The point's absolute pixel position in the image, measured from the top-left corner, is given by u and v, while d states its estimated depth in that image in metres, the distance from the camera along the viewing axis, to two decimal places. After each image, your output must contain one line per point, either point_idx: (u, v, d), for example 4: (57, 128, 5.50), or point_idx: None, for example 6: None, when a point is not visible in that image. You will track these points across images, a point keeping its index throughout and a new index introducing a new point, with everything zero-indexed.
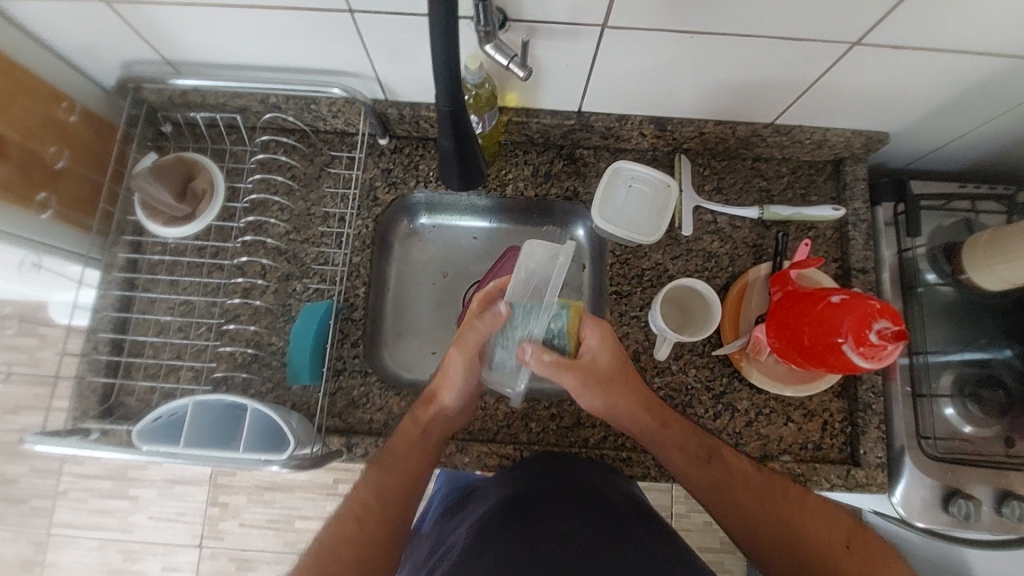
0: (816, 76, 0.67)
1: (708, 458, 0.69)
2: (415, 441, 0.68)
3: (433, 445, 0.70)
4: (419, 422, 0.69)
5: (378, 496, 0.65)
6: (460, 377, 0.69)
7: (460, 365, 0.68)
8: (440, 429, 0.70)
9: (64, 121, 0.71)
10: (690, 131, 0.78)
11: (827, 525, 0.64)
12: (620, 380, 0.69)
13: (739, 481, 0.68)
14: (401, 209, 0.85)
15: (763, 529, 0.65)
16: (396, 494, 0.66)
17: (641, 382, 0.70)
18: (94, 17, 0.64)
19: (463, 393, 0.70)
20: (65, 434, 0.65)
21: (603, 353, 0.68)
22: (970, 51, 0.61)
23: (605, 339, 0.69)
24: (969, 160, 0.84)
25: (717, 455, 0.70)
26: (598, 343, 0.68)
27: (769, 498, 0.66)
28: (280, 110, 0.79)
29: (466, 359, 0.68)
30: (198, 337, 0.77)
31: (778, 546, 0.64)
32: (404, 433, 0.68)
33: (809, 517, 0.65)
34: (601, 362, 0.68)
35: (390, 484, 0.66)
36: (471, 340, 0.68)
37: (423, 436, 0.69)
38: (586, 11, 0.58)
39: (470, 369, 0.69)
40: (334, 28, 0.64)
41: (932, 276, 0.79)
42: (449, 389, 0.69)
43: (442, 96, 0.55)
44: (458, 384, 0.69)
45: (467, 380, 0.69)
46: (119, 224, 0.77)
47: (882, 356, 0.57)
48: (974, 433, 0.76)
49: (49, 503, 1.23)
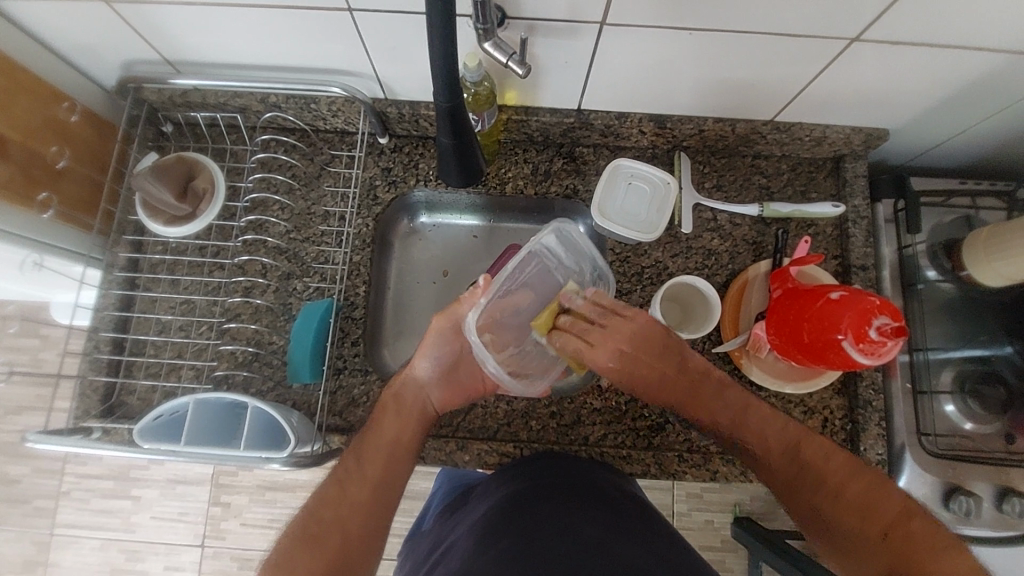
0: (815, 72, 0.67)
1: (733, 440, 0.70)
2: (398, 413, 0.68)
3: (412, 416, 0.69)
4: (394, 391, 0.70)
5: (360, 464, 0.65)
6: (431, 341, 0.70)
7: (436, 332, 0.70)
8: (414, 397, 0.70)
9: (65, 121, 0.71)
10: (689, 128, 0.79)
11: (863, 513, 0.61)
12: (638, 386, 0.73)
13: (771, 460, 0.67)
14: (401, 208, 0.85)
15: (799, 506, 0.65)
16: (383, 467, 0.65)
17: (667, 378, 0.71)
18: (93, 17, 0.64)
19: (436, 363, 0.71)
20: (67, 433, 0.65)
21: (616, 372, 0.71)
22: (969, 47, 0.61)
23: (616, 362, 0.70)
24: (969, 157, 0.84)
25: (745, 432, 0.69)
26: (610, 367, 0.70)
27: (804, 477, 0.65)
28: (280, 109, 0.79)
29: (441, 326, 0.70)
30: (199, 336, 0.77)
31: (814, 521, 0.64)
32: (384, 409, 0.68)
33: (842, 500, 0.62)
34: (619, 380, 0.72)
35: (372, 454, 0.66)
36: (449, 309, 0.70)
37: (403, 409, 0.69)
38: (584, 9, 0.58)
39: (442, 334, 0.70)
40: (333, 26, 0.64)
41: (932, 272, 0.79)
42: (422, 353, 0.71)
43: (440, 93, 0.55)
44: (434, 349, 0.71)
45: (439, 342, 0.71)
46: (120, 224, 0.77)
47: (882, 352, 0.58)
48: (975, 429, 0.77)
49: (51, 503, 1.24)
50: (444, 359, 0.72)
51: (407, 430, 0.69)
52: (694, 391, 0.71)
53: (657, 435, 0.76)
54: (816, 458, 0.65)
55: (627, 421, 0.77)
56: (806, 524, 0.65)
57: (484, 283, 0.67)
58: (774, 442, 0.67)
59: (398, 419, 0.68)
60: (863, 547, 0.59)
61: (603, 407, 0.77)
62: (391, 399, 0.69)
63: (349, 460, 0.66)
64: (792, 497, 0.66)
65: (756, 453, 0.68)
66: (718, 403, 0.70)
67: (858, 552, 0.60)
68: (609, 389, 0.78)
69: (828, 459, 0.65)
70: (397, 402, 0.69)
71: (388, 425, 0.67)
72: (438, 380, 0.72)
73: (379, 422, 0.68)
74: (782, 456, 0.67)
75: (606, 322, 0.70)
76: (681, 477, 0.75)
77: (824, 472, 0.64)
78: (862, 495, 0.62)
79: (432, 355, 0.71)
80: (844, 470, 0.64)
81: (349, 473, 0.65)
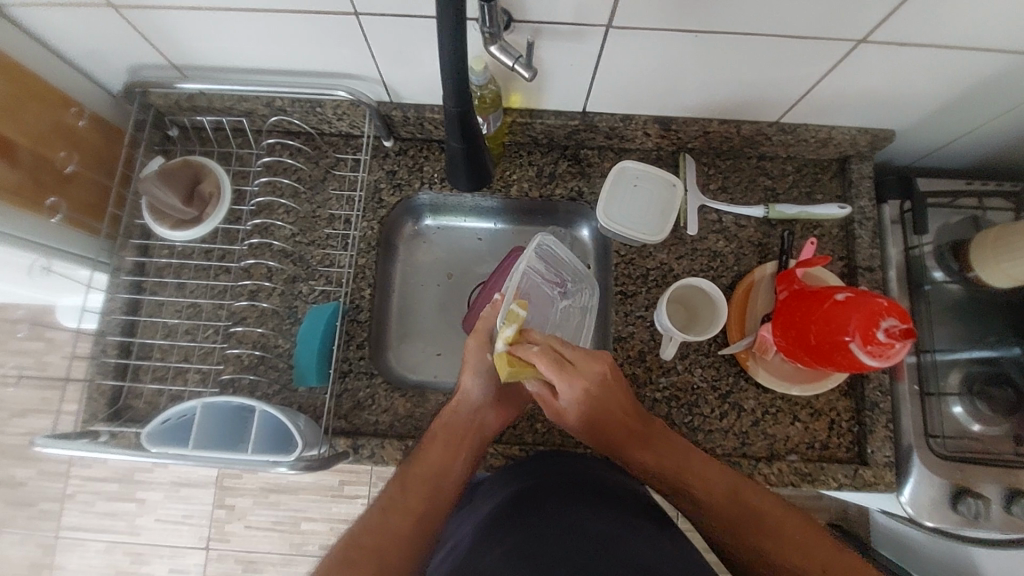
0: (823, 73, 0.67)
1: (675, 488, 0.66)
2: (441, 440, 0.67)
3: (462, 442, 0.68)
4: (447, 418, 0.69)
5: (403, 490, 0.64)
6: (477, 361, 0.70)
7: (474, 350, 0.70)
8: (461, 419, 0.69)
9: (73, 126, 0.71)
10: (694, 130, 0.78)
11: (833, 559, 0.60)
12: (592, 423, 0.66)
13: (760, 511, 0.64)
14: (406, 210, 0.85)
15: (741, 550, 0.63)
16: (425, 489, 0.64)
17: (615, 428, 0.67)
18: (101, 23, 0.65)
19: (487, 381, 0.70)
20: (73, 436, 0.65)
21: (574, 404, 0.65)
22: (976, 48, 0.61)
23: (584, 397, 0.64)
24: (975, 157, 0.84)
25: (697, 474, 0.66)
26: (572, 399, 0.64)
27: (757, 526, 0.63)
28: (285, 112, 0.79)
29: (478, 343, 0.70)
30: (205, 340, 0.77)
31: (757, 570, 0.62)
32: (435, 434, 0.68)
33: (797, 549, 0.61)
34: (571, 412, 0.66)
35: (416, 482, 0.64)
36: (482, 327, 0.70)
37: (455, 439, 0.68)
38: (591, 11, 0.58)
39: (484, 351, 0.70)
40: (340, 31, 0.64)
41: (940, 273, 0.79)
42: (469, 373, 0.70)
43: (449, 98, 0.56)
44: (478, 371, 0.70)
45: (487, 364, 0.70)
46: (127, 228, 0.78)
47: (891, 354, 0.57)
48: (983, 431, 0.76)
49: (57, 506, 1.24)
50: (494, 384, 0.70)
51: (456, 463, 0.67)
52: (650, 441, 0.67)
53: None
54: (755, 503, 0.65)
55: None
56: (745, 568, 0.63)
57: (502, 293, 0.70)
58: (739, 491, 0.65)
59: (446, 451, 0.67)
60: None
61: None
62: (442, 429, 0.68)
63: (392, 486, 0.64)
64: (724, 536, 0.64)
65: (697, 498, 0.65)
66: (671, 450, 0.67)
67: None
68: None
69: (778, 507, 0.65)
70: (445, 432, 0.68)
71: (435, 457, 0.66)
72: (484, 406, 0.70)
73: (424, 453, 0.67)
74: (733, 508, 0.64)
75: (572, 355, 0.64)
76: None
77: (775, 520, 0.63)
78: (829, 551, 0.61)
79: (480, 376, 0.70)
80: (791, 516, 0.64)
81: (391, 501, 0.63)
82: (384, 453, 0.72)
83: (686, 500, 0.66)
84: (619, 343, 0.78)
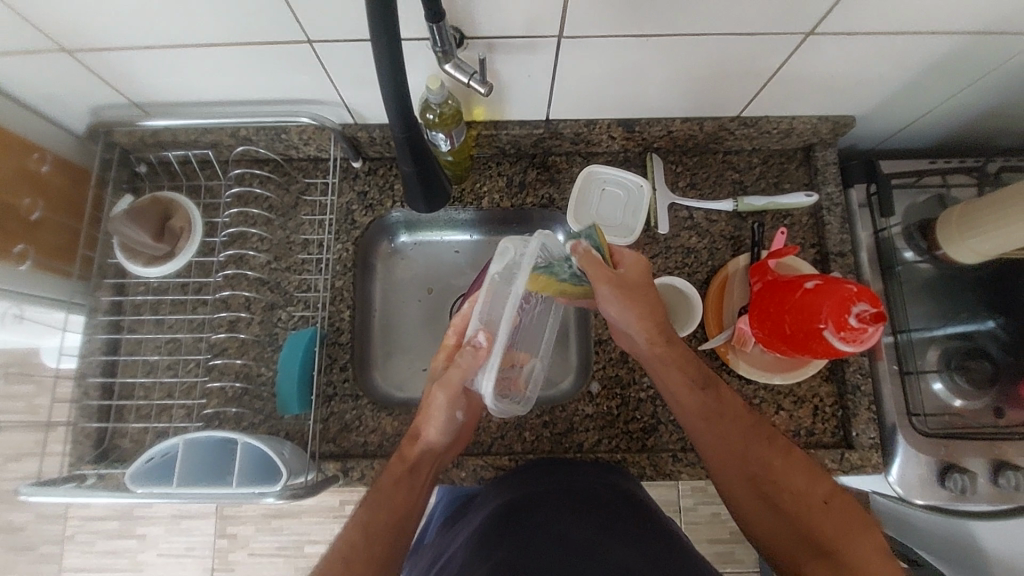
0: (777, 67, 0.68)
1: (705, 388, 0.68)
2: (405, 485, 0.65)
3: (422, 477, 0.67)
4: (408, 462, 0.67)
5: (368, 543, 0.61)
6: (443, 411, 0.67)
7: (445, 404, 0.66)
8: (429, 466, 0.68)
9: (37, 172, 0.71)
10: (657, 130, 0.79)
11: (842, 529, 0.61)
12: (646, 299, 0.66)
13: (774, 463, 0.65)
14: (380, 229, 0.86)
15: (725, 456, 0.66)
16: (389, 530, 0.62)
17: (660, 316, 0.67)
18: (59, 68, 0.65)
19: (447, 427, 0.68)
20: (60, 482, 0.65)
21: (634, 271, 0.66)
22: (922, 32, 0.62)
23: (643, 267, 0.67)
24: (937, 137, 0.85)
25: (714, 388, 0.69)
26: (633, 262, 0.67)
27: (749, 450, 0.66)
28: (251, 142, 0.79)
29: (449, 397, 0.66)
30: (187, 374, 0.77)
31: (733, 484, 0.66)
32: (393, 469, 0.66)
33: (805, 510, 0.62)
34: (633, 282, 0.65)
35: (381, 525, 0.62)
36: (455, 380, 0.65)
37: (418, 479, 0.66)
38: (541, 24, 0.59)
39: (453, 405, 0.67)
40: (296, 59, 0.65)
41: (910, 253, 0.80)
42: (433, 425, 0.67)
43: (395, 124, 0.57)
44: (442, 417, 0.67)
45: (451, 412, 0.67)
46: (101, 268, 0.78)
47: (864, 338, 0.58)
48: (964, 406, 0.77)
49: (58, 549, 1.23)
50: (454, 429, 0.69)
51: (419, 497, 0.66)
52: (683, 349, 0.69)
53: (651, 436, 0.78)
54: (769, 456, 0.65)
55: (620, 424, 0.78)
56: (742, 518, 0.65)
57: (487, 341, 0.62)
58: (749, 438, 0.66)
59: (410, 493, 0.65)
60: (794, 551, 0.61)
61: (596, 412, 0.78)
62: (403, 473, 0.66)
63: (355, 535, 0.62)
64: (736, 492, 0.66)
65: (723, 423, 0.67)
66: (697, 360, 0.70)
67: (773, 531, 0.63)
68: (600, 394, 0.79)
69: (775, 450, 0.65)
70: (411, 476, 0.66)
71: (400, 499, 0.64)
72: (448, 444, 0.70)
73: (386, 486, 0.65)
74: (736, 428, 0.67)
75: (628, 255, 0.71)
76: (678, 476, 0.75)
77: (787, 480, 0.64)
78: (831, 518, 0.61)
79: (442, 424, 0.67)
80: (795, 472, 0.64)
81: (355, 551, 0.60)
82: (374, 474, 0.73)
83: (710, 405, 0.68)
84: (600, 345, 0.81)
